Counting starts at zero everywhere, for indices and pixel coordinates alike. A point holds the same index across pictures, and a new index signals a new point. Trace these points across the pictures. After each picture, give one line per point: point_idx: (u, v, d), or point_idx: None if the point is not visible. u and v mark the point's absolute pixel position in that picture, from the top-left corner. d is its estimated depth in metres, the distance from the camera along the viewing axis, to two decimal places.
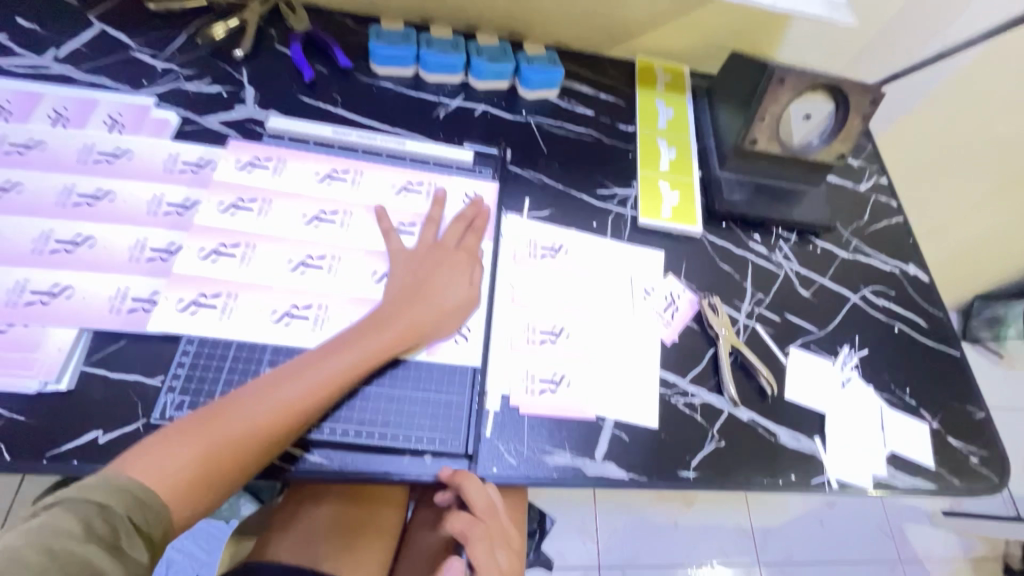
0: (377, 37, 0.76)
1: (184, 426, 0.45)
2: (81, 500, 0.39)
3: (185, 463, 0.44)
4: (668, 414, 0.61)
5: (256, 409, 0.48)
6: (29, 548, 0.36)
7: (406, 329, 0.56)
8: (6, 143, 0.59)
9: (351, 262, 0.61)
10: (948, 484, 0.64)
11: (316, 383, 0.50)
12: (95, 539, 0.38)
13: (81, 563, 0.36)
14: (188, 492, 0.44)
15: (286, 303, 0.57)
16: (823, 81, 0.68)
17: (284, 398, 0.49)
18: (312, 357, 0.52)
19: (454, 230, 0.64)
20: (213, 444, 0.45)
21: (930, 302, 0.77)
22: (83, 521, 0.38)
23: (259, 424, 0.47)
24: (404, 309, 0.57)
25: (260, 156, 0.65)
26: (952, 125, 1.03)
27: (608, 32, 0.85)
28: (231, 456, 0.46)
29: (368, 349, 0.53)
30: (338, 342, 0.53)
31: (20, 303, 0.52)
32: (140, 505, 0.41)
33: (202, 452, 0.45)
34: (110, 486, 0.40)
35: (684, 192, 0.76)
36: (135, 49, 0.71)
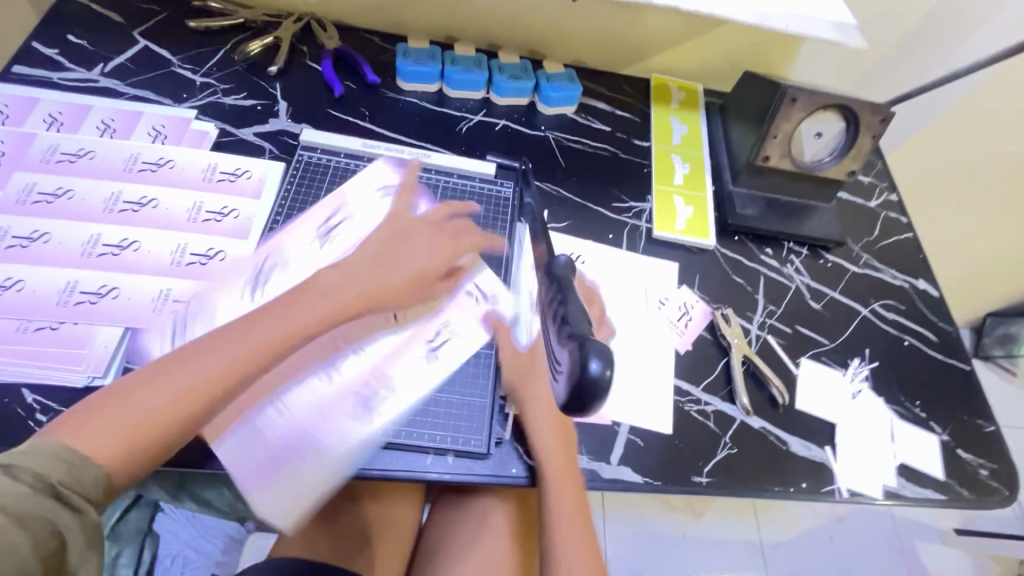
0: (404, 55, 0.79)
1: (120, 387, 0.42)
2: (13, 464, 0.37)
3: (119, 425, 0.40)
4: (682, 421, 0.63)
5: (201, 366, 0.44)
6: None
7: (367, 292, 0.52)
8: (58, 152, 0.63)
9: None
10: (957, 496, 0.65)
11: (261, 343, 0.46)
12: (40, 496, 0.36)
13: (32, 518, 0.36)
14: (125, 455, 0.40)
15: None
16: (834, 100, 0.70)
17: (226, 357, 0.44)
18: (257, 317, 0.48)
19: (447, 215, 0.62)
20: (148, 405, 0.41)
21: (940, 317, 0.78)
22: (21, 482, 0.36)
23: (201, 383, 0.43)
24: (367, 275, 0.53)
25: (294, 168, 0.68)
26: (962, 144, 1.05)
27: (624, 51, 0.88)
28: (170, 418, 0.42)
29: (323, 308, 0.50)
30: (292, 300, 0.50)
31: (70, 302, 0.55)
32: (73, 466, 0.38)
33: (138, 415, 0.41)
34: (40, 452, 0.38)
35: (697, 206, 0.79)
36: (177, 64, 0.75)
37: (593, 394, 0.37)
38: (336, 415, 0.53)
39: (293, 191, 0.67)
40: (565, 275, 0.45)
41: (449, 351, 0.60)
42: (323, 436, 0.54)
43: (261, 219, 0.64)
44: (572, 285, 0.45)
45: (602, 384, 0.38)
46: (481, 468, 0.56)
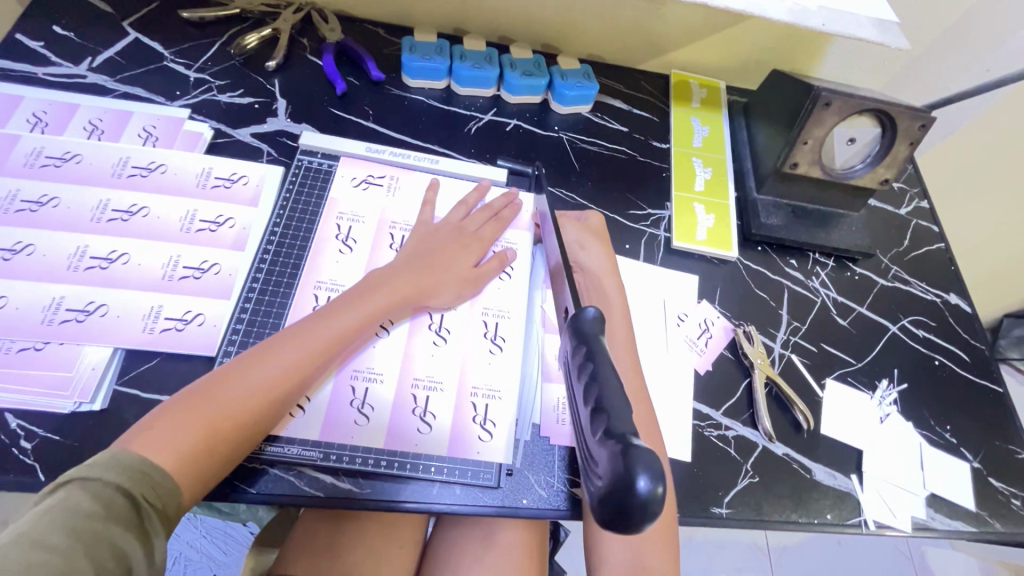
0: (410, 49, 0.74)
1: (183, 398, 0.44)
2: (94, 480, 0.38)
3: (189, 434, 0.42)
4: (701, 448, 0.60)
5: (261, 370, 0.47)
6: (51, 530, 0.35)
7: (408, 290, 0.55)
8: (42, 156, 0.59)
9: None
10: (988, 528, 0.62)
11: (319, 342, 0.49)
12: (116, 519, 0.36)
13: (109, 542, 0.35)
14: (197, 466, 0.42)
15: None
16: (871, 104, 0.65)
17: (286, 361, 0.48)
18: (306, 322, 0.51)
19: (479, 216, 0.64)
20: (215, 413, 0.44)
21: (973, 334, 0.74)
22: (99, 500, 0.37)
23: (264, 389, 0.46)
24: (407, 273, 0.56)
25: (293, 176, 0.64)
26: (996, 146, 1.00)
27: (643, 46, 0.83)
28: (235, 424, 0.44)
29: (372, 306, 0.53)
30: (337, 303, 0.53)
31: (56, 320, 0.52)
32: (148, 482, 0.39)
33: (207, 425, 0.43)
34: (120, 466, 0.39)
35: (719, 214, 0.74)
36: (169, 58, 0.71)
37: (640, 519, 0.29)
38: (346, 425, 0.52)
39: (292, 198, 0.63)
40: (595, 333, 0.39)
41: (460, 369, 0.56)
42: (325, 465, 0.51)
43: (258, 228, 0.60)
44: (602, 345, 0.38)
45: (651, 502, 0.29)
46: (491, 499, 0.53)
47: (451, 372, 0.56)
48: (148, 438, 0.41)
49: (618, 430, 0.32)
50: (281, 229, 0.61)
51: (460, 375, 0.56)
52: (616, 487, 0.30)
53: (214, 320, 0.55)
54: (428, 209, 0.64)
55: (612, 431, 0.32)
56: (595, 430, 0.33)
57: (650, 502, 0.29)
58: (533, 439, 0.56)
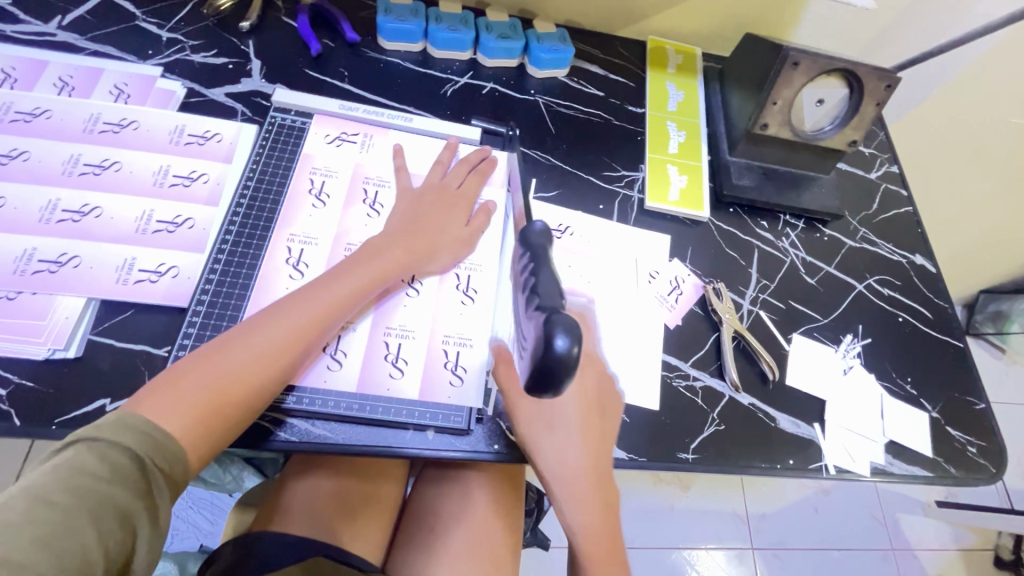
0: (385, 11, 0.74)
1: (188, 364, 0.45)
2: (101, 441, 0.38)
3: (197, 398, 0.43)
4: (669, 398, 0.61)
5: (268, 334, 0.47)
6: (57, 487, 0.36)
7: (406, 256, 0.56)
8: (12, 111, 0.59)
9: (353, 232, 0.60)
10: (944, 473, 0.65)
11: (321, 306, 0.50)
12: (120, 481, 0.37)
13: (112, 503, 0.36)
14: (205, 429, 0.43)
15: (293, 273, 0.57)
16: (838, 64, 0.66)
17: (290, 324, 0.48)
18: (306, 289, 0.51)
19: (459, 172, 0.65)
20: (221, 376, 0.44)
21: (936, 293, 0.76)
22: (106, 462, 0.37)
23: (268, 353, 0.47)
24: (401, 237, 0.57)
25: (267, 134, 0.64)
26: (967, 115, 1.02)
27: (620, 12, 0.84)
28: (242, 386, 0.45)
29: (371, 273, 0.54)
30: (335, 270, 0.53)
31: (28, 271, 0.52)
32: (155, 446, 0.40)
33: (213, 389, 0.44)
34: (127, 429, 0.39)
35: (692, 176, 0.76)
36: (141, 18, 0.70)
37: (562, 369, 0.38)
38: (319, 372, 0.53)
39: (265, 155, 0.63)
40: (540, 243, 0.46)
41: (433, 321, 0.58)
42: (299, 411, 0.52)
43: (232, 184, 0.61)
44: (546, 255, 0.45)
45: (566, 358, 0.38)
46: (464, 444, 0.54)
47: (425, 322, 0.57)
48: (154, 403, 0.42)
49: (547, 306, 0.41)
50: (254, 184, 0.61)
51: (434, 327, 0.57)
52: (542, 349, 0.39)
53: (188, 272, 0.55)
54: (403, 175, 0.64)
55: (543, 307, 0.41)
56: (532, 307, 0.42)
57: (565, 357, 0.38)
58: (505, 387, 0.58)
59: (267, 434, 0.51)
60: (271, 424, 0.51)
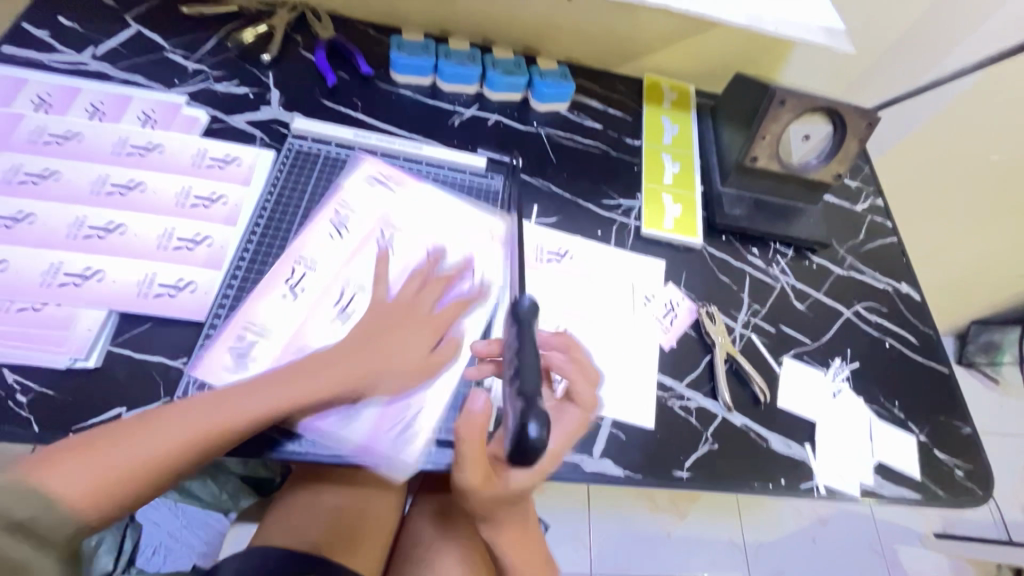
0: (398, 47, 0.79)
1: (109, 434, 0.44)
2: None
3: (103, 474, 0.42)
4: (665, 417, 0.63)
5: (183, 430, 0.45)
6: None
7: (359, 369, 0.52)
8: (45, 134, 0.63)
9: (354, 258, 0.63)
10: (932, 495, 0.66)
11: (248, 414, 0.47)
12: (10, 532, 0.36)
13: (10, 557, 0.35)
14: (100, 507, 0.42)
15: (294, 291, 0.59)
16: (821, 103, 0.71)
17: (209, 424, 0.46)
18: (254, 385, 0.49)
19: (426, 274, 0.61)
20: (131, 459, 0.43)
21: (921, 319, 0.79)
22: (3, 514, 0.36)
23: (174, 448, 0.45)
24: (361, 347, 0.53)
25: (284, 159, 0.68)
26: (949, 152, 1.07)
27: (618, 51, 0.89)
28: (142, 476, 0.44)
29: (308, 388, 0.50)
30: (291, 370, 0.51)
31: (54, 284, 0.55)
32: (46, 513, 0.38)
33: (121, 467, 0.43)
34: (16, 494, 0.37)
35: (686, 206, 0.79)
36: (169, 50, 0.75)
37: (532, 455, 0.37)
38: None
39: (282, 179, 0.67)
40: (529, 318, 0.45)
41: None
42: (309, 422, 0.54)
43: (249, 205, 0.64)
44: (531, 325, 0.45)
45: (532, 315, 0.46)
46: None
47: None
48: (60, 468, 0.41)
49: (527, 390, 0.39)
50: (271, 206, 0.64)
51: None
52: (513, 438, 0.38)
53: (205, 288, 0.58)
54: None
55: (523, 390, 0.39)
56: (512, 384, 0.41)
57: (531, 311, 0.45)
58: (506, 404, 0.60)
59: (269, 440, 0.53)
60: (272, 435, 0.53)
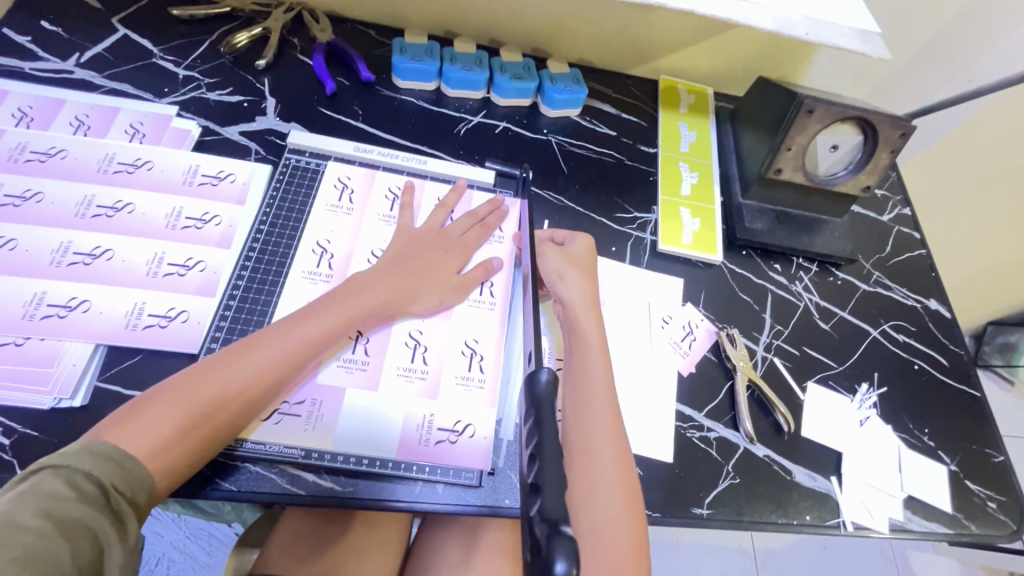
0: (401, 50, 0.75)
1: (160, 391, 0.44)
2: (67, 466, 0.39)
3: (166, 426, 0.43)
4: (684, 449, 0.60)
5: (246, 364, 0.47)
6: (27, 512, 0.36)
7: (389, 296, 0.56)
8: (27, 151, 0.59)
9: (372, 240, 0.62)
10: (964, 529, 0.63)
11: (295, 348, 0.50)
12: (89, 503, 0.38)
13: (81, 522, 0.37)
14: (168, 460, 0.42)
15: (305, 286, 0.58)
16: (853, 112, 0.66)
17: (269, 355, 0.48)
18: (287, 322, 0.51)
19: (463, 221, 0.64)
20: (186, 412, 0.44)
21: (951, 339, 0.75)
22: (72, 485, 0.38)
23: (240, 386, 0.46)
24: (386, 277, 0.57)
25: (282, 177, 0.64)
26: (978, 155, 1.01)
27: (633, 52, 0.84)
28: (211, 420, 0.45)
29: (341, 315, 0.53)
30: (311, 307, 0.53)
31: (36, 316, 0.51)
32: (120, 470, 0.40)
33: (181, 417, 0.43)
34: (92, 455, 0.40)
35: (704, 219, 0.75)
36: (158, 55, 0.71)
37: None
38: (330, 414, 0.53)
39: (279, 197, 0.63)
40: (546, 400, 0.39)
41: (445, 338, 0.59)
42: (308, 464, 0.51)
43: (244, 226, 0.60)
44: (552, 414, 0.39)
45: (552, 397, 0.40)
46: (474, 498, 0.53)
47: (441, 339, 0.59)
48: (121, 428, 0.42)
49: (551, 515, 0.32)
50: (267, 227, 0.61)
51: (445, 369, 0.57)
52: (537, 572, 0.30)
53: (198, 317, 0.55)
54: (407, 213, 0.64)
55: (546, 514, 0.32)
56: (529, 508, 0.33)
57: (551, 393, 0.40)
58: (515, 441, 0.56)
59: (297, 434, 0.51)
60: (267, 471, 0.50)
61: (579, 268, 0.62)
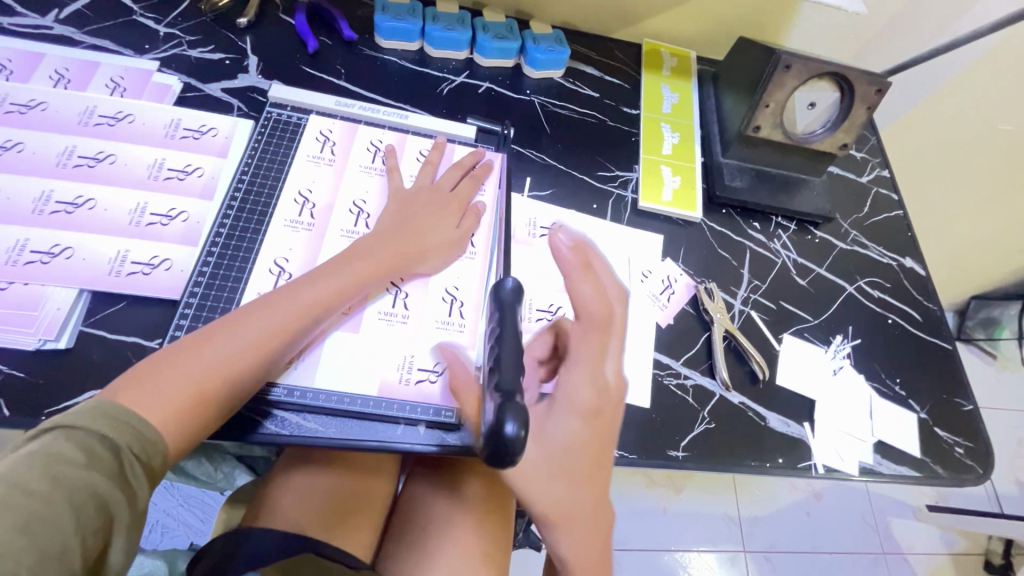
0: (382, 9, 0.75)
1: (170, 356, 0.45)
2: (78, 429, 0.37)
3: (179, 390, 0.43)
4: (660, 395, 0.62)
5: (254, 327, 0.48)
6: (35, 473, 0.34)
7: (391, 260, 0.56)
8: (7, 103, 0.59)
9: (354, 192, 0.63)
10: (932, 473, 0.65)
11: (301, 310, 0.50)
12: (99, 467, 0.36)
13: (91, 489, 0.35)
14: (183, 421, 0.43)
15: (288, 233, 0.59)
16: (829, 68, 0.67)
17: (276, 319, 0.49)
18: (293, 284, 0.51)
19: (451, 175, 0.65)
20: (195, 374, 0.44)
21: (925, 295, 0.77)
22: (84, 450, 0.36)
23: (250, 349, 0.47)
24: (387, 240, 0.57)
25: (264, 130, 0.65)
26: (958, 122, 1.03)
27: (616, 13, 0.84)
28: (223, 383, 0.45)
29: (345, 279, 0.53)
30: (315, 271, 0.53)
31: (20, 261, 0.52)
32: (134, 433, 0.39)
33: (196, 380, 0.44)
34: (105, 418, 0.38)
35: (685, 177, 0.76)
36: (138, 12, 0.71)
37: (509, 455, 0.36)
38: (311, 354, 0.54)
39: (260, 150, 0.63)
40: (510, 303, 0.45)
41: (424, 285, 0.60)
42: (290, 404, 0.52)
43: (226, 178, 0.61)
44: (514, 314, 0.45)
45: (515, 300, 0.45)
46: (454, 439, 0.54)
47: (421, 286, 0.60)
48: (132, 391, 0.42)
49: (506, 387, 0.39)
50: (248, 178, 0.61)
51: (425, 313, 0.58)
52: (491, 431, 0.36)
53: (181, 265, 0.55)
54: (395, 176, 0.64)
55: (501, 387, 0.39)
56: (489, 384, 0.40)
57: (515, 297, 0.45)
58: None
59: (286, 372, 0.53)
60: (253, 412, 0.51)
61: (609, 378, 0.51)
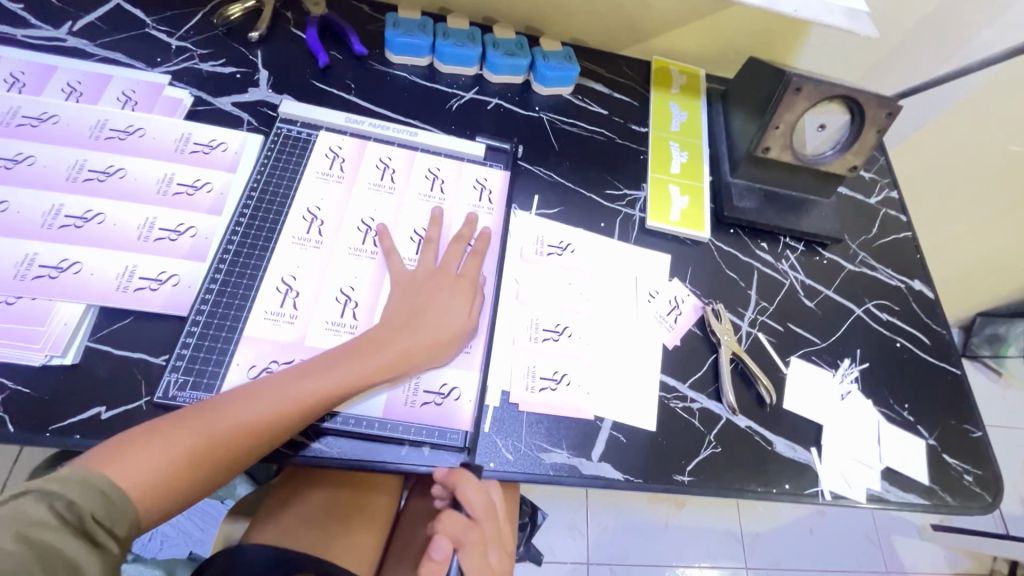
0: (393, 25, 0.75)
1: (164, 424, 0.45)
2: (48, 490, 0.38)
3: (160, 461, 0.43)
4: (667, 419, 0.61)
5: (252, 409, 0.47)
6: (7, 535, 0.36)
7: (406, 354, 0.54)
8: (19, 115, 0.59)
9: (362, 209, 0.63)
10: (940, 501, 0.65)
11: (303, 400, 0.49)
12: (69, 529, 0.38)
13: (61, 550, 0.37)
14: (157, 492, 0.43)
15: (297, 250, 0.59)
16: (840, 91, 0.67)
17: (275, 404, 0.48)
18: (303, 372, 0.50)
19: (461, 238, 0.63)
20: (183, 447, 0.44)
21: (934, 319, 0.77)
22: (54, 513, 0.38)
23: (242, 431, 0.47)
24: (402, 328, 0.55)
25: (273, 146, 0.65)
26: (968, 142, 1.02)
27: (626, 31, 0.84)
28: (208, 460, 0.45)
29: (355, 372, 0.51)
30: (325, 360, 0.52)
31: (28, 276, 0.52)
32: (104, 501, 0.40)
33: (181, 454, 0.44)
34: (75, 480, 0.40)
35: (693, 197, 0.76)
36: (151, 26, 0.71)
37: None
38: None
39: (270, 165, 0.63)
40: None
41: None
42: None
43: (235, 194, 0.61)
44: None
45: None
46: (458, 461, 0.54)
47: None
48: (118, 457, 0.42)
49: None
50: (258, 194, 0.61)
51: None
52: None
53: (189, 281, 0.55)
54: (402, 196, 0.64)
55: None
56: None
57: None
58: (503, 406, 0.58)
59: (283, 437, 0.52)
60: None
61: (498, 571, 0.57)
